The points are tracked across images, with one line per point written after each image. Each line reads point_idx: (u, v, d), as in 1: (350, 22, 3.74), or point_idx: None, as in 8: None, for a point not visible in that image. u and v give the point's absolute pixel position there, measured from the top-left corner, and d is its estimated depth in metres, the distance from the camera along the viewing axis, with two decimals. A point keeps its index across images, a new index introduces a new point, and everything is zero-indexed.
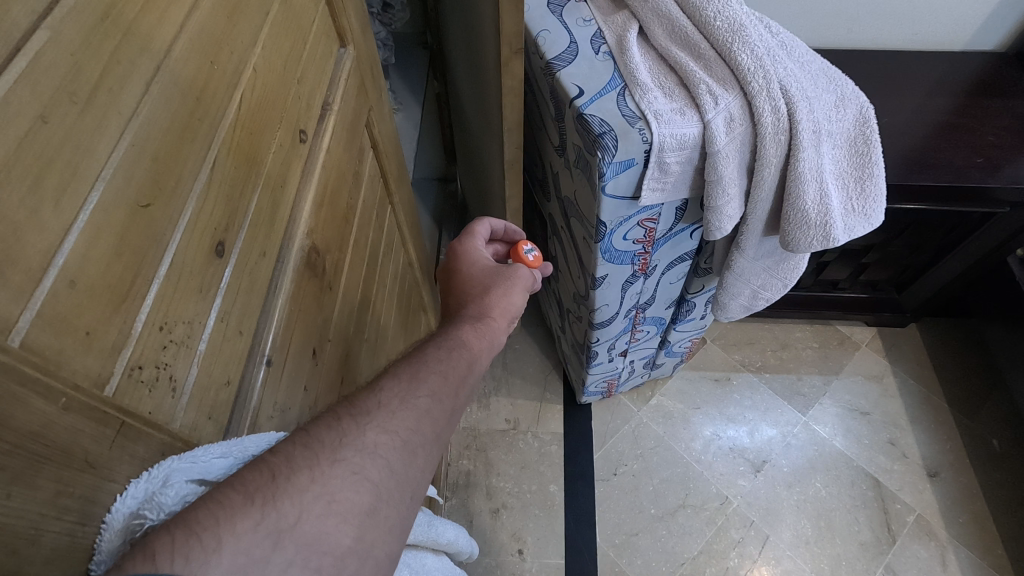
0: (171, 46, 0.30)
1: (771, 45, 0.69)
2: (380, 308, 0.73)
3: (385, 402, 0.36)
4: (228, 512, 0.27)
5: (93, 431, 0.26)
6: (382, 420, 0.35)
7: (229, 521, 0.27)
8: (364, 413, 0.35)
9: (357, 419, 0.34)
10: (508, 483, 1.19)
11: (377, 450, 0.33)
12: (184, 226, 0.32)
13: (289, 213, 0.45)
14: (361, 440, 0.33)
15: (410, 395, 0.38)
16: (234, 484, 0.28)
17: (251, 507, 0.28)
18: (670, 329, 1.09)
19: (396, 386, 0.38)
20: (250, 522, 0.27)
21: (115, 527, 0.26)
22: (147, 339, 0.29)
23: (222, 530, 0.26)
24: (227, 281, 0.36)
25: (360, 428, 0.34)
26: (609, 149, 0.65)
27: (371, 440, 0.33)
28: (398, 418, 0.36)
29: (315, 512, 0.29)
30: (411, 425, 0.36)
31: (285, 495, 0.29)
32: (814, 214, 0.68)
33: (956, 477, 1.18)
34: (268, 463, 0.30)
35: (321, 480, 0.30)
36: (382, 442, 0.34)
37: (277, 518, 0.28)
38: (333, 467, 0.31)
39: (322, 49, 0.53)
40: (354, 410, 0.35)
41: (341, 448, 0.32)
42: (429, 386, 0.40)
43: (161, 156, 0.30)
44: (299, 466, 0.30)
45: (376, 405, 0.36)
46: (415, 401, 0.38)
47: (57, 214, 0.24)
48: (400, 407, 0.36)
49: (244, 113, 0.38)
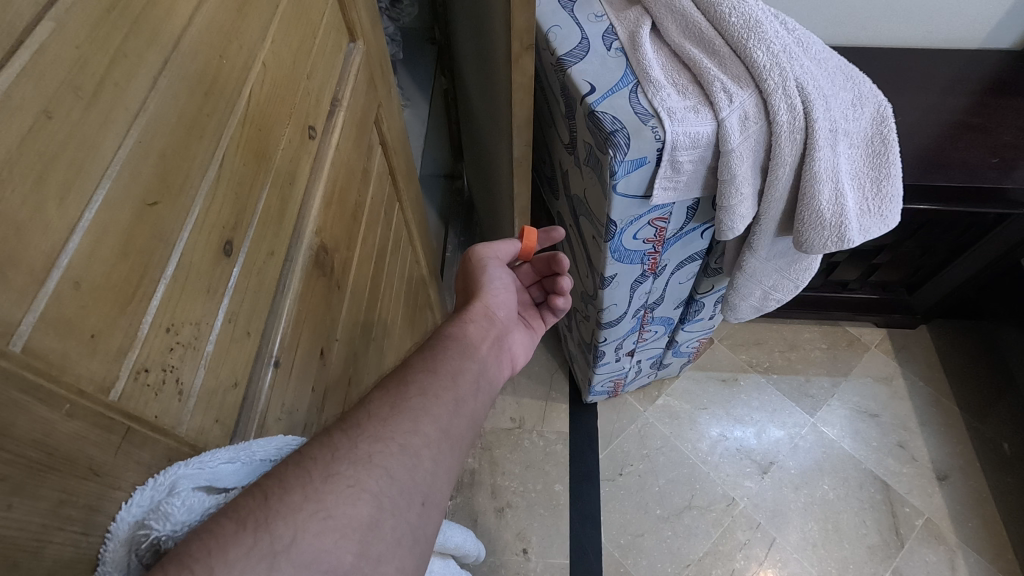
0: (180, 39, 0.29)
1: (788, 41, 0.67)
2: (387, 307, 0.72)
3: (374, 411, 0.36)
4: (219, 541, 0.26)
5: (98, 437, 0.25)
6: (374, 430, 0.35)
7: (220, 551, 0.26)
8: (355, 426, 0.35)
9: (348, 432, 0.34)
10: (513, 482, 1.18)
11: (373, 460, 0.33)
12: (191, 225, 0.31)
13: (297, 210, 0.44)
14: (354, 453, 0.33)
15: (400, 399, 0.38)
16: (227, 510, 0.28)
17: (242, 533, 0.27)
18: (678, 329, 1.08)
19: (387, 394, 0.38)
20: (243, 548, 0.26)
21: (120, 536, 0.26)
22: (154, 341, 0.28)
23: (214, 558, 0.26)
24: (234, 281, 0.35)
25: (353, 441, 0.33)
26: (621, 147, 0.63)
27: (365, 450, 0.33)
28: (393, 424, 0.36)
29: (311, 530, 0.29)
30: (408, 428, 0.36)
31: (277, 516, 0.28)
32: (829, 215, 0.67)
33: (965, 480, 1.16)
34: (260, 487, 0.29)
35: (315, 497, 0.30)
36: (377, 451, 0.34)
37: (270, 541, 0.27)
38: (326, 484, 0.31)
39: (333, 43, 0.52)
40: (344, 424, 0.35)
41: (335, 461, 0.32)
42: (420, 384, 0.40)
43: (169, 152, 0.29)
44: (291, 485, 0.30)
45: (367, 416, 0.36)
46: (408, 404, 0.38)
47: (62, 213, 0.23)
48: (392, 413, 0.36)
49: (252, 108, 0.37)
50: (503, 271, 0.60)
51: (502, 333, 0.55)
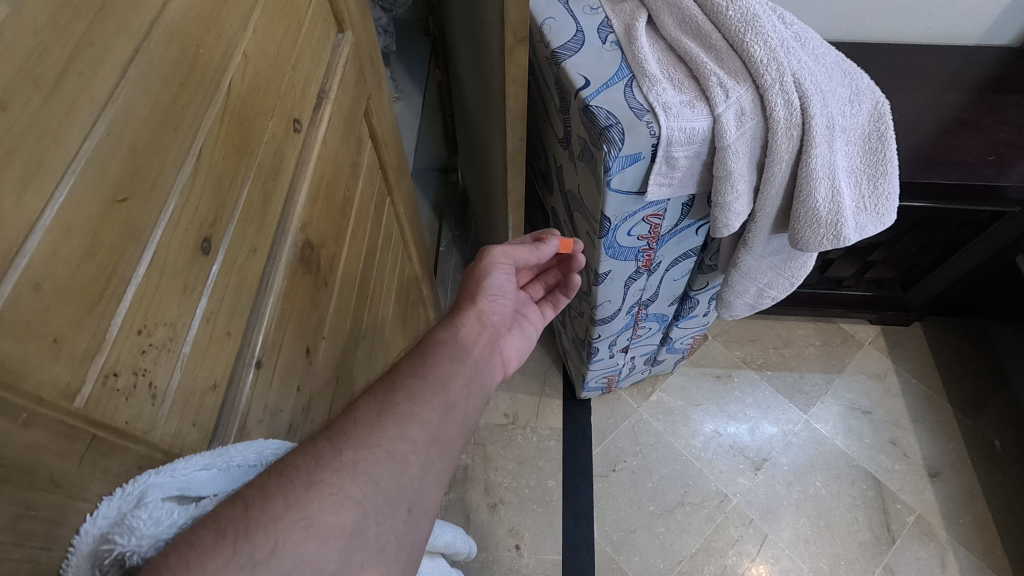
0: (152, 28, 0.28)
1: (785, 35, 0.66)
2: (378, 303, 0.71)
3: (360, 417, 0.35)
4: (199, 553, 0.25)
5: (60, 447, 0.24)
6: (359, 436, 0.34)
7: (199, 561, 0.25)
8: (339, 434, 0.33)
9: (332, 440, 0.33)
10: (507, 478, 1.17)
11: (357, 467, 0.32)
12: (166, 221, 0.30)
13: (282, 207, 0.43)
14: (338, 460, 0.32)
15: (387, 405, 0.37)
16: (207, 521, 0.27)
17: (222, 544, 0.26)
18: (673, 326, 1.08)
19: (374, 400, 0.37)
20: (222, 558, 0.26)
21: (83, 550, 0.25)
22: (124, 343, 0.27)
23: (192, 569, 0.25)
24: (213, 279, 0.34)
25: (336, 448, 0.32)
26: (615, 142, 0.62)
27: (350, 458, 0.32)
28: (380, 431, 0.35)
29: (292, 538, 0.28)
30: (395, 434, 0.35)
31: (258, 527, 0.27)
32: (825, 212, 0.66)
33: (957, 477, 1.16)
34: (241, 496, 0.28)
35: (297, 505, 0.29)
36: (362, 458, 0.33)
37: (250, 550, 0.27)
38: (308, 491, 0.29)
39: (320, 33, 0.50)
40: (329, 431, 0.33)
41: (318, 469, 0.31)
42: (408, 390, 0.39)
43: (141, 145, 0.27)
44: (272, 493, 0.29)
45: (352, 423, 0.34)
46: (396, 410, 0.36)
47: (19, 211, 0.22)
48: (379, 419, 0.35)
49: (233, 101, 0.36)
50: (506, 276, 0.58)
51: (491, 337, 0.54)
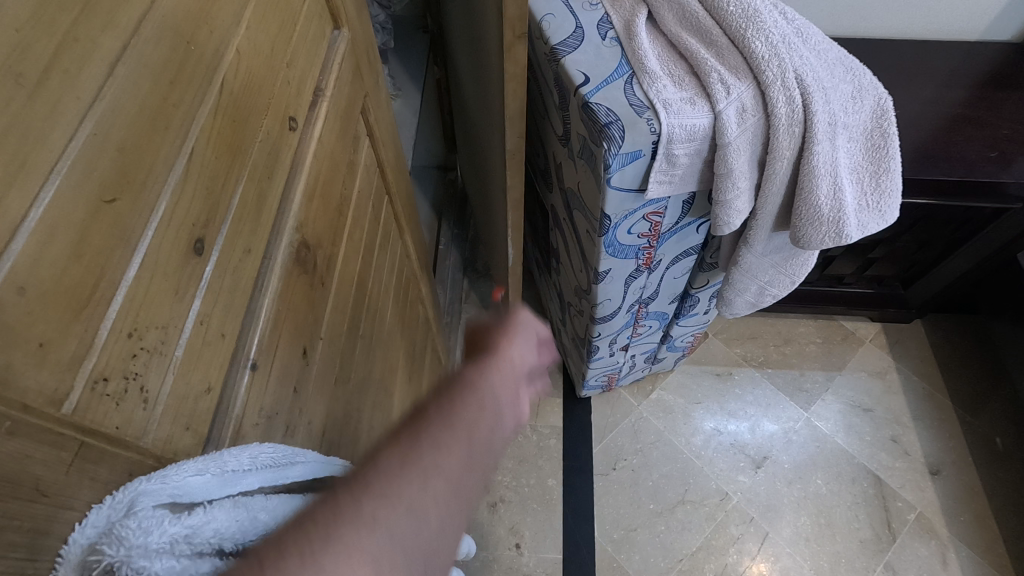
0: (141, 24, 0.27)
1: (787, 31, 0.65)
2: (376, 302, 0.70)
3: (383, 467, 0.35)
4: None
5: (46, 455, 0.23)
6: (380, 489, 0.33)
7: None
8: (361, 486, 0.33)
9: (353, 492, 0.32)
10: (506, 476, 1.17)
11: (376, 523, 0.32)
12: (156, 223, 0.29)
13: (277, 206, 0.42)
14: (358, 515, 0.32)
15: (410, 454, 0.36)
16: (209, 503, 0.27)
17: None
18: (673, 324, 1.07)
19: (396, 447, 0.36)
20: None
21: (70, 562, 0.24)
22: (113, 347, 0.26)
23: None
24: (207, 281, 0.34)
25: (357, 501, 0.32)
26: (615, 140, 0.61)
27: (370, 513, 0.32)
28: (402, 484, 0.34)
29: None
30: (415, 489, 0.35)
31: None
32: (826, 210, 0.65)
33: (958, 474, 1.16)
34: None
35: (313, 560, 0.29)
36: (381, 515, 0.32)
37: None
38: (326, 547, 0.29)
39: (315, 30, 0.49)
40: (351, 481, 0.33)
41: (337, 524, 0.30)
42: (431, 438, 0.38)
43: (130, 145, 0.27)
44: (289, 548, 0.28)
45: (374, 473, 0.34)
46: (418, 461, 0.36)
47: (4, 211, 0.21)
48: (401, 469, 0.35)
49: (225, 99, 0.35)
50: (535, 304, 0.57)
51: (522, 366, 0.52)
